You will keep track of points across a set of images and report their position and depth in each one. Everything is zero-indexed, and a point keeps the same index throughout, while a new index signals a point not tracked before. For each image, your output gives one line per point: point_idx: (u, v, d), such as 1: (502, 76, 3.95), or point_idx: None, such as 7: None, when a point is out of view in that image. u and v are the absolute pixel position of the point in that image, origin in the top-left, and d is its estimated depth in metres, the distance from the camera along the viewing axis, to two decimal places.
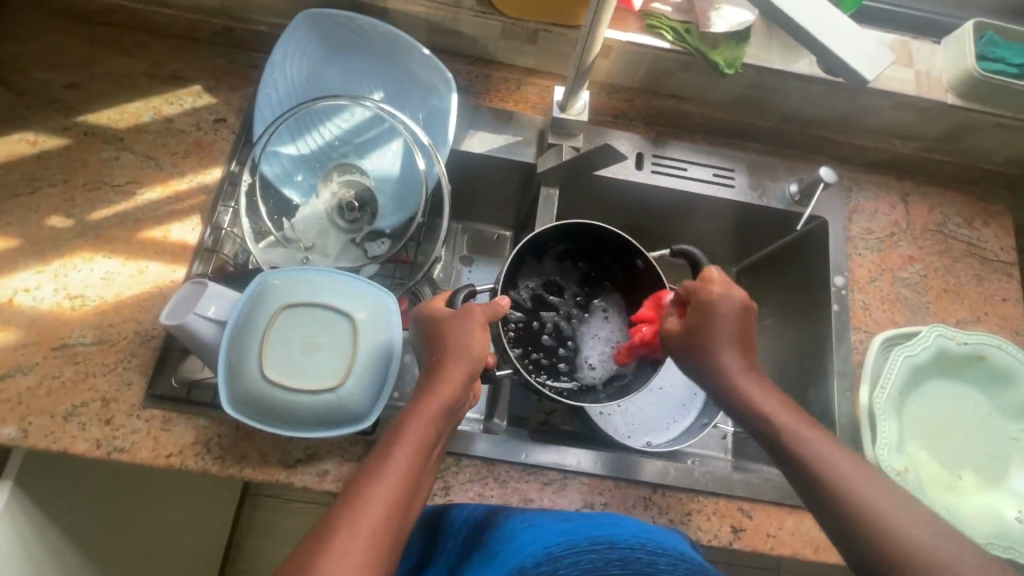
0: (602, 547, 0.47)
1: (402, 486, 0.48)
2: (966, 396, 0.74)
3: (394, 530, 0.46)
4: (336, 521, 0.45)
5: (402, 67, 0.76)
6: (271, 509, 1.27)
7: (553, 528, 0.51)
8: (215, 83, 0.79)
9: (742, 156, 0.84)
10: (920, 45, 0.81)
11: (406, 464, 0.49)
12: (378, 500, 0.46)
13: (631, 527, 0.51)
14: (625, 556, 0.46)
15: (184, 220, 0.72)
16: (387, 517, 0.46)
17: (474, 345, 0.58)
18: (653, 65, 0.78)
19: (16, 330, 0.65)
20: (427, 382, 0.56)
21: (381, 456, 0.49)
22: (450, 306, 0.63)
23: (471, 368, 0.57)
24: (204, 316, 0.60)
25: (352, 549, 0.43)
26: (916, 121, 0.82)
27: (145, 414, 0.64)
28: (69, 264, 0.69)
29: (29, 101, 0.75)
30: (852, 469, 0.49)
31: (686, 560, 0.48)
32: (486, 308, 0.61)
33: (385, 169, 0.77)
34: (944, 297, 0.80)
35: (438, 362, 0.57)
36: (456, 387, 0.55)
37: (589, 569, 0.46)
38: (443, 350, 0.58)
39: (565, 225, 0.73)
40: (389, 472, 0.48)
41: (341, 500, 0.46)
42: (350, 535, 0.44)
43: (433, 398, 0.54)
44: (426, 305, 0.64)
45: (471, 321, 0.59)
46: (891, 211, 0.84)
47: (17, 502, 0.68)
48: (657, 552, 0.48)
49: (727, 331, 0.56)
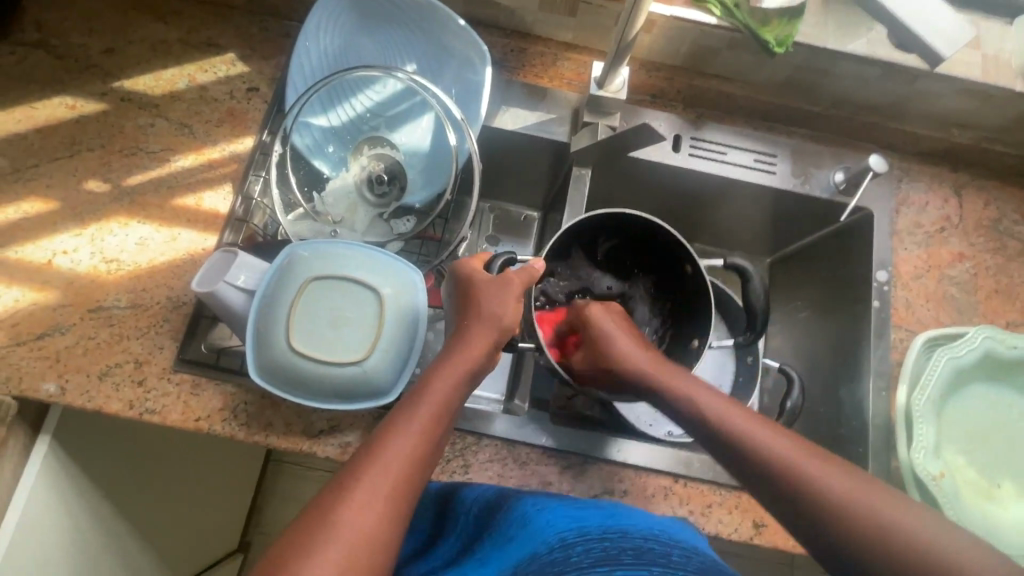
0: (615, 537, 0.47)
1: (425, 443, 0.48)
2: (1010, 401, 0.70)
3: (415, 481, 0.47)
4: (361, 470, 0.45)
5: (437, 39, 0.74)
6: (293, 475, 1.31)
7: (566, 514, 0.52)
8: (248, 52, 0.79)
9: (787, 142, 0.80)
10: (989, 26, 0.75)
11: (429, 422, 0.50)
12: (400, 455, 0.47)
13: (647, 520, 0.51)
14: (639, 546, 0.46)
15: (217, 188, 0.73)
16: (408, 474, 0.46)
17: (505, 315, 0.58)
18: (698, 41, 0.75)
19: (54, 291, 0.67)
20: (452, 345, 0.56)
21: (407, 413, 0.50)
22: (489, 271, 0.63)
23: (496, 338, 0.57)
24: (234, 285, 0.60)
25: (376, 497, 0.44)
26: (978, 109, 0.77)
27: (176, 378, 0.66)
28: (105, 229, 0.70)
29: (69, 66, 0.76)
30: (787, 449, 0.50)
31: (701, 555, 0.47)
32: (522, 276, 0.61)
33: (415, 144, 0.75)
34: (994, 298, 0.76)
35: (466, 326, 0.57)
36: (481, 352, 0.55)
37: (602, 556, 0.45)
38: (472, 317, 0.57)
39: (614, 213, 0.71)
40: (413, 429, 0.49)
41: (361, 455, 0.47)
42: (374, 483, 0.45)
43: (455, 363, 0.54)
44: (464, 263, 0.63)
45: (506, 287, 0.59)
46: (943, 205, 0.79)
47: (54, 455, 0.71)
48: (671, 543, 0.48)
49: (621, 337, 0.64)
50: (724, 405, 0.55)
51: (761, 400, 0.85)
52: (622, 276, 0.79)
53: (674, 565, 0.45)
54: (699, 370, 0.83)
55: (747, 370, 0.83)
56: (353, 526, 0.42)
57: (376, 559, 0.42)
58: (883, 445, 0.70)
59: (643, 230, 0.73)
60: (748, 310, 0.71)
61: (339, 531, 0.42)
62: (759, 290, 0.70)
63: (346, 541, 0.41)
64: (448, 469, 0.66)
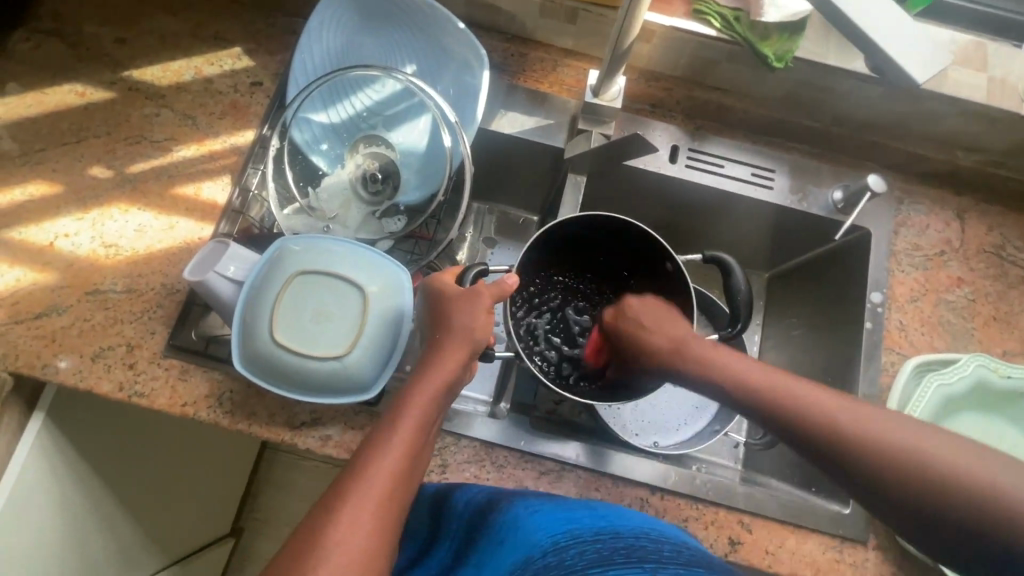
0: (608, 537, 0.48)
1: (405, 458, 0.49)
2: (1003, 434, 0.69)
3: (399, 495, 0.48)
4: (346, 490, 0.46)
5: (436, 41, 0.75)
6: (287, 464, 1.33)
7: (558, 517, 0.52)
8: (254, 46, 0.80)
9: (787, 157, 0.79)
10: (998, 48, 0.74)
11: (410, 437, 0.51)
12: (387, 471, 0.48)
13: (637, 520, 0.52)
14: (631, 545, 0.47)
15: (216, 179, 0.74)
16: (395, 489, 0.47)
17: (477, 326, 0.58)
18: (697, 52, 0.75)
19: (54, 273, 0.69)
20: (428, 358, 0.56)
21: (387, 430, 0.51)
22: (458, 285, 0.63)
23: (470, 349, 0.57)
24: (224, 275, 0.62)
25: (362, 516, 0.45)
26: (984, 131, 0.76)
27: (165, 363, 0.67)
28: (106, 214, 0.72)
29: (81, 54, 0.78)
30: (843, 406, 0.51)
31: (691, 548, 0.49)
32: (493, 288, 0.60)
33: (411, 144, 0.75)
34: (992, 325, 0.74)
35: (439, 340, 0.57)
36: (456, 363, 0.56)
37: (595, 558, 0.46)
38: (445, 330, 0.58)
39: (589, 216, 0.72)
40: (394, 444, 0.50)
41: (348, 471, 0.48)
42: (359, 503, 0.46)
43: (434, 376, 0.55)
44: (436, 278, 0.63)
45: (478, 300, 0.59)
46: (943, 228, 0.78)
47: (48, 432, 0.73)
48: (660, 540, 0.49)
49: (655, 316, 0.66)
50: (756, 368, 0.57)
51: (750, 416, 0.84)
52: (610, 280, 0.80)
53: (665, 561, 0.45)
54: None
55: None
56: (342, 548, 0.43)
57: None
58: None
59: (624, 233, 0.73)
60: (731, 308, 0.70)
61: (331, 551, 0.43)
62: (742, 286, 0.69)
63: (337, 563, 0.43)
64: (426, 468, 0.66)
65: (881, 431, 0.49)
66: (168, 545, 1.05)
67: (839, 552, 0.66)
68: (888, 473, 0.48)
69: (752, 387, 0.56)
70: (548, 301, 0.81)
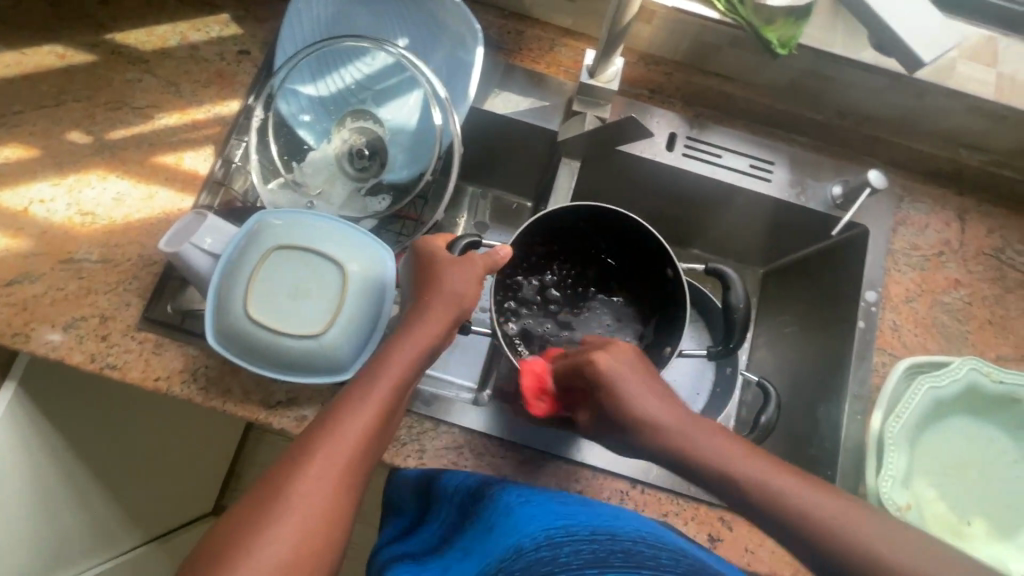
0: (602, 539, 0.45)
1: (379, 417, 0.48)
2: (990, 438, 0.68)
3: (369, 452, 0.47)
4: (315, 443, 0.45)
5: (431, 15, 0.72)
6: (272, 445, 1.33)
7: (553, 513, 0.50)
8: (243, 13, 0.78)
9: (786, 150, 0.77)
10: (1009, 44, 0.72)
11: (386, 393, 0.49)
12: (358, 427, 0.47)
13: (634, 524, 0.48)
14: (628, 548, 0.43)
15: (198, 149, 0.72)
16: (365, 444, 0.47)
17: (466, 295, 0.57)
18: (699, 36, 0.72)
19: (28, 239, 0.67)
20: (411, 319, 0.55)
21: (363, 386, 0.49)
22: (451, 251, 0.61)
23: (455, 314, 0.56)
24: (200, 247, 0.60)
25: (331, 471, 0.44)
26: (989, 129, 0.74)
27: (140, 336, 0.65)
28: (84, 180, 0.70)
29: (63, 15, 0.75)
30: (840, 508, 0.44)
31: (690, 557, 0.45)
32: (486, 259, 0.60)
33: (401, 121, 0.73)
34: (987, 329, 0.73)
35: (425, 302, 0.56)
36: (441, 327, 0.55)
37: (588, 558, 0.42)
38: (434, 291, 0.56)
39: (593, 207, 0.70)
40: (371, 400, 0.49)
41: (319, 423, 0.47)
42: (329, 457, 0.45)
43: (418, 337, 0.53)
44: (426, 242, 0.61)
45: (469, 268, 0.58)
46: (943, 228, 0.76)
47: (21, 402, 0.71)
48: (658, 546, 0.45)
49: (636, 385, 0.52)
50: (730, 447, 0.48)
51: (737, 413, 0.82)
52: (605, 277, 0.79)
53: (664, 568, 0.42)
54: (674, 377, 0.82)
55: (725, 381, 0.81)
56: (308, 498, 0.43)
57: (331, 531, 0.43)
58: (852, 469, 0.67)
59: (625, 226, 0.72)
60: (727, 324, 0.69)
61: (293, 502, 0.43)
62: (741, 304, 0.67)
63: (300, 512, 0.42)
64: (403, 452, 0.65)
65: (830, 508, 0.44)
66: (148, 521, 1.04)
67: None
68: (869, 565, 0.41)
69: (740, 480, 0.46)
70: (550, 290, 0.79)
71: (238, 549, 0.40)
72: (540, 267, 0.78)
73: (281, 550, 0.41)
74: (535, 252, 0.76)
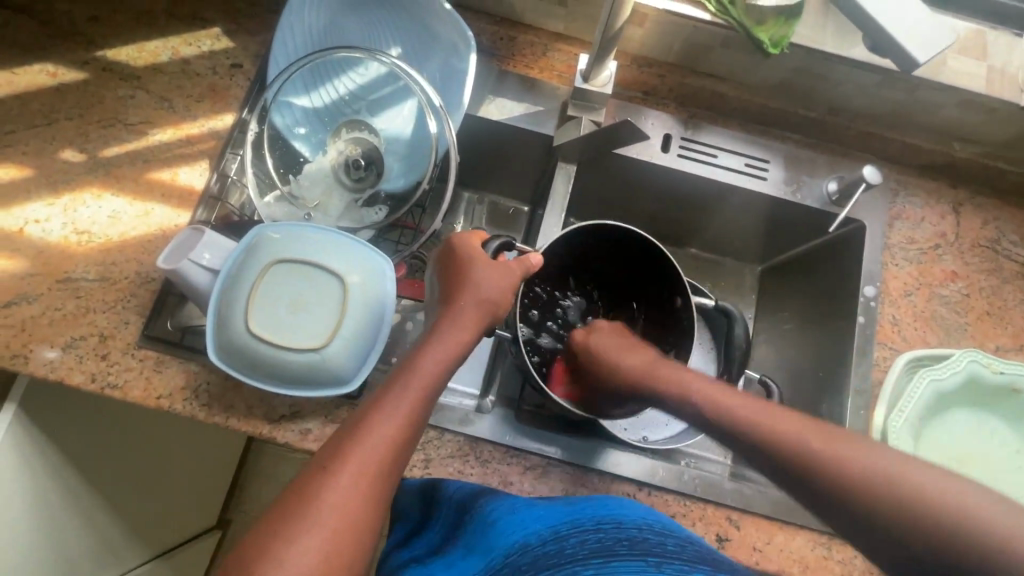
0: (609, 527, 0.46)
1: (407, 427, 0.48)
2: (993, 429, 0.68)
3: (398, 462, 0.47)
4: (342, 453, 0.45)
5: (423, 23, 0.72)
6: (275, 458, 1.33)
7: (557, 509, 0.50)
8: (234, 27, 0.77)
9: (780, 148, 0.78)
10: (997, 37, 0.72)
11: (415, 401, 0.49)
12: (387, 436, 0.46)
13: (639, 511, 0.50)
14: (633, 537, 0.45)
15: (193, 164, 0.72)
16: (394, 453, 0.46)
17: (499, 301, 0.58)
18: (690, 37, 0.72)
19: (23, 260, 0.66)
20: (443, 323, 0.55)
21: (393, 394, 0.49)
22: (485, 251, 0.61)
23: (487, 318, 0.57)
24: (198, 263, 0.60)
25: (360, 483, 0.44)
26: (981, 122, 0.74)
27: (140, 354, 0.65)
28: (79, 199, 0.69)
29: (53, 33, 0.75)
30: (850, 449, 0.47)
31: (694, 543, 0.47)
32: (520, 267, 0.61)
33: (396, 130, 0.73)
34: (985, 320, 0.73)
35: (458, 306, 0.56)
36: (469, 334, 0.55)
37: (596, 547, 0.44)
38: (470, 292, 0.57)
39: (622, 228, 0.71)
40: (401, 407, 0.48)
41: (347, 431, 0.47)
42: (358, 467, 0.44)
43: (445, 341, 0.54)
44: (464, 240, 0.61)
45: (503, 274, 0.59)
46: (939, 222, 0.77)
47: (22, 424, 0.71)
48: (664, 534, 0.46)
49: (616, 345, 0.68)
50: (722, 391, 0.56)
51: None
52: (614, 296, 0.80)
53: (669, 555, 0.43)
54: None
55: None
56: (336, 511, 0.42)
57: (360, 542, 0.43)
58: None
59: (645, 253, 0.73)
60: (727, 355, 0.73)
61: (324, 514, 0.42)
62: (741, 334, 0.73)
63: (328, 524, 0.42)
64: (408, 462, 0.65)
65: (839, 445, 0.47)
66: (152, 538, 1.03)
67: (828, 550, 0.65)
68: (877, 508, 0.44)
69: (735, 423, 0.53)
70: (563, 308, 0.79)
71: (270, 560, 0.40)
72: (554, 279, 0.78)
73: (309, 565, 0.40)
74: (549, 267, 0.76)
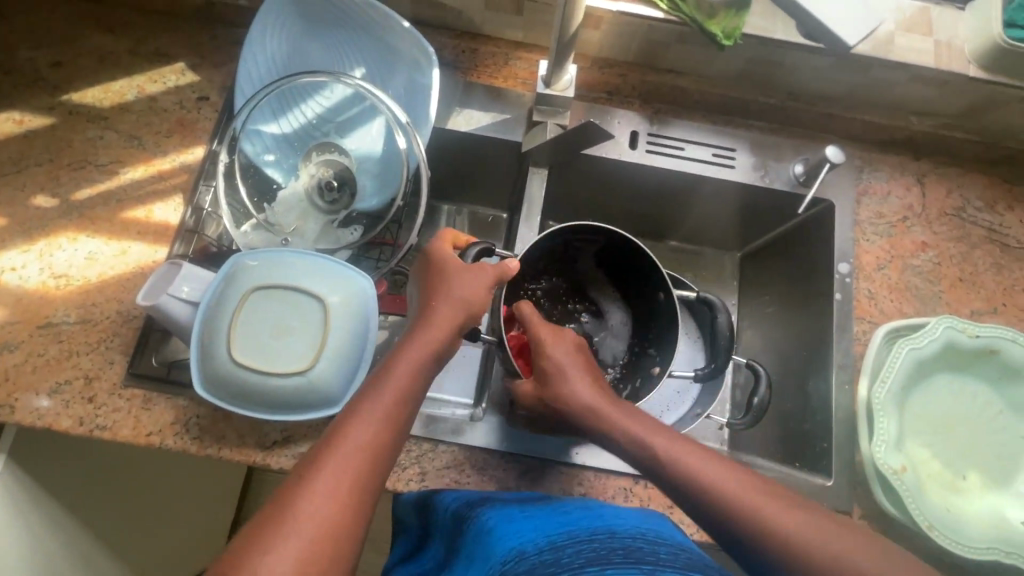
0: (602, 537, 0.46)
1: (388, 429, 0.49)
2: (974, 393, 0.69)
3: (378, 468, 0.47)
4: (320, 459, 0.45)
5: (384, 42, 0.73)
6: (273, 485, 1.31)
7: (554, 519, 0.50)
8: (199, 60, 0.78)
9: (745, 135, 0.79)
10: (942, 12, 0.75)
11: (390, 404, 0.50)
12: (361, 442, 0.47)
13: (631, 517, 0.50)
14: (627, 546, 0.44)
15: (167, 200, 0.72)
16: (371, 456, 0.47)
17: (473, 299, 0.59)
18: (647, 36, 0.74)
19: (2, 308, 0.66)
20: (416, 325, 0.56)
21: (369, 398, 0.49)
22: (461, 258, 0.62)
23: (462, 318, 0.58)
24: (178, 297, 0.60)
25: (337, 490, 0.44)
26: (936, 96, 0.77)
27: (127, 393, 0.65)
28: (54, 244, 0.69)
29: (17, 81, 0.75)
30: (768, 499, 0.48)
31: (686, 550, 0.46)
32: (497, 269, 0.61)
33: (367, 149, 0.74)
34: (958, 287, 0.75)
35: (434, 308, 0.57)
36: (444, 334, 0.56)
37: (592, 556, 0.43)
38: (443, 294, 0.58)
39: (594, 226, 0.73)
40: (375, 412, 0.49)
41: (323, 442, 0.47)
42: (336, 473, 0.45)
43: (420, 343, 0.54)
44: (437, 246, 0.62)
45: (478, 277, 0.60)
46: (905, 194, 0.79)
47: (12, 474, 0.70)
48: (656, 542, 0.46)
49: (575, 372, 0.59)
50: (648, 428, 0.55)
51: (731, 397, 0.83)
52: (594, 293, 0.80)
53: (662, 563, 0.43)
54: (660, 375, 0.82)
55: None
56: (312, 521, 0.42)
57: (337, 548, 0.42)
58: (846, 437, 0.69)
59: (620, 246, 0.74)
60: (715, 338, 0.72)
61: (300, 522, 0.42)
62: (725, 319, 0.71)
63: (306, 534, 0.42)
64: (405, 477, 0.65)
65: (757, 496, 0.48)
66: None
67: None
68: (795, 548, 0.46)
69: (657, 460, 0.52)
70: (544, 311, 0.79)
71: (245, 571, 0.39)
72: (556, 300, 0.80)
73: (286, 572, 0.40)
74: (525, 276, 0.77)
